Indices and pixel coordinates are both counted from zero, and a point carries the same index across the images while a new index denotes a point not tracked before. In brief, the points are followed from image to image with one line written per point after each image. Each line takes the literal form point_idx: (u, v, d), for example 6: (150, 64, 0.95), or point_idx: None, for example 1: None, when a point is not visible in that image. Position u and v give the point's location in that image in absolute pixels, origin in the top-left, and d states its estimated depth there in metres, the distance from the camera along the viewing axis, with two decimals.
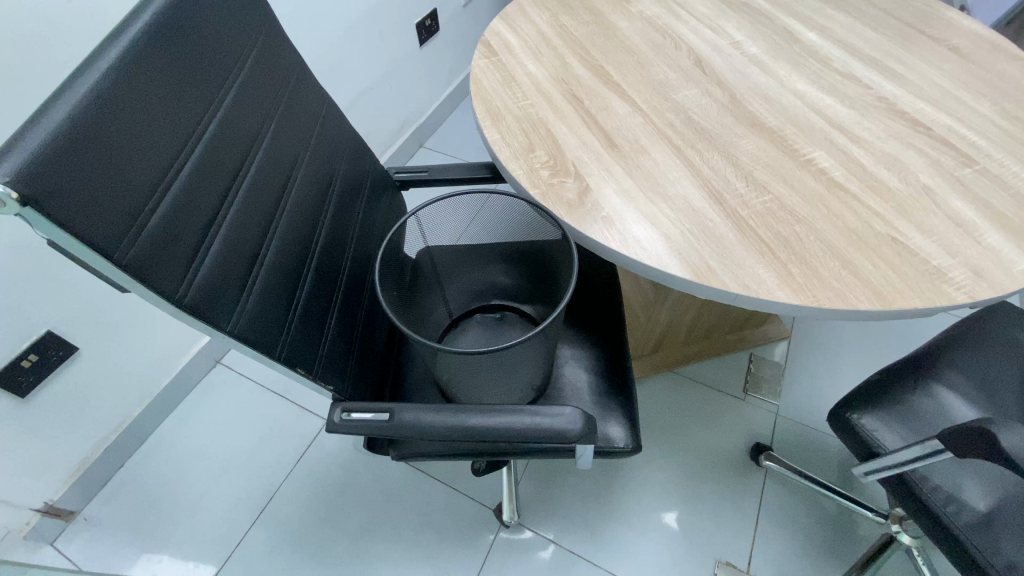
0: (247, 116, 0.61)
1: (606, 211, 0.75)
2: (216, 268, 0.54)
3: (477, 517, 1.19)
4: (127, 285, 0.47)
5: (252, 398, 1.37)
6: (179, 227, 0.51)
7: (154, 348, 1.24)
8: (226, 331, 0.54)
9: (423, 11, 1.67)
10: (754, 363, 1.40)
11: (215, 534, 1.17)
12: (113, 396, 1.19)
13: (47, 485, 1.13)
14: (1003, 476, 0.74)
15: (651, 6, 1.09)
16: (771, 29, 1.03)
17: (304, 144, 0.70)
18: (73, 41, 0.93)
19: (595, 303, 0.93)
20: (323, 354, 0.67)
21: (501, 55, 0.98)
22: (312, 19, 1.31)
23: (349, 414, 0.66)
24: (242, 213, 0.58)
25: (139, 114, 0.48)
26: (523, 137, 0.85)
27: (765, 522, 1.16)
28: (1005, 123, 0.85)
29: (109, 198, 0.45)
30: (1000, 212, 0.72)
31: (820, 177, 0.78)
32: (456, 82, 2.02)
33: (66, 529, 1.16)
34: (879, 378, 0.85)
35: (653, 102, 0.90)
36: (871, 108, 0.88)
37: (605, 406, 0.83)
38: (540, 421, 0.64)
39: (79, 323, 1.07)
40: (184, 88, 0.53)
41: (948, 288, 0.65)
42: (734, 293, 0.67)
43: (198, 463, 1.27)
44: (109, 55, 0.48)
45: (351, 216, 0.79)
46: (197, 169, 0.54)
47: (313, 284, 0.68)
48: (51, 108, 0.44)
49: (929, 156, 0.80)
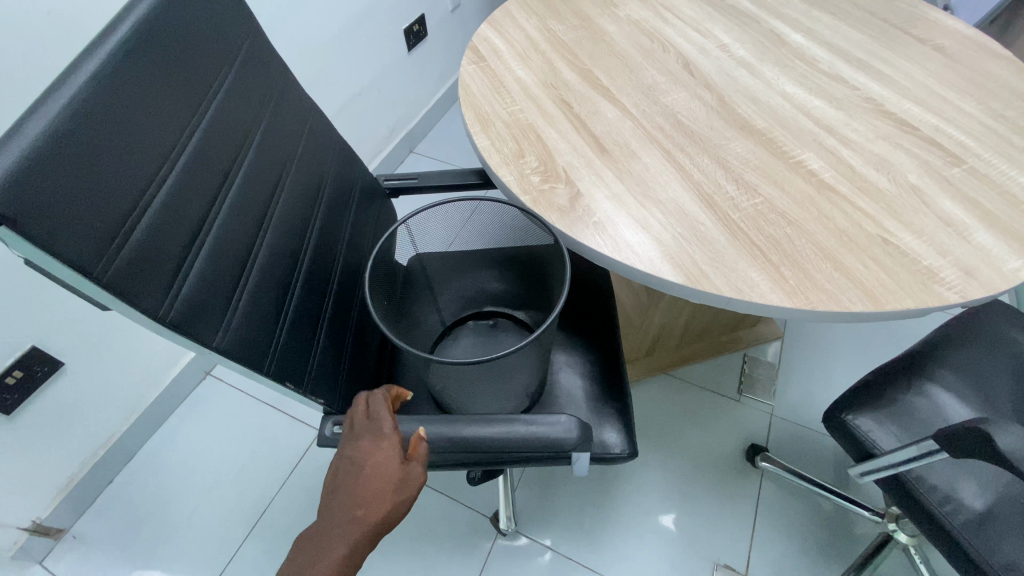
0: (232, 127, 0.60)
1: (597, 216, 0.74)
2: (203, 281, 0.53)
3: (474, 526, 1.17)
4: (110, 302, 0.46)
5: (244, 409, 1.35)
6: (163, 242, 0.50)
7: (143, 360, 1.22)
8: (212, 346, 0.53)
9: (411, 16, 1.67)
10: (748, 363, 1.40)
11: (208, 547, 1.15)
12: (100, 411, 1.17)
13: (35, 503, 1.10)
14: (998, 476, 0.74)
15: (638, 10, 1.09)
16: (758, 31, 1.04)
17: (292, 154, 0.70)
18: (54, 51, 0.91)
19: (589, 308, 0.93)
20: (313, 366, 0.66)
21: (490, 61, 0.98)
22: (299, 24, 1.30)
23: (340, 427, 0.65)
24: (228, 225, 0.57)
25: (120, 127, 0.47)
26: (514, 142, 0.84)
27: (763, 524, 1.16)
28: (991, 122, 0.85)
29: (91, 214, 0.44)
30: (989, 211, 0.73)
31: (810, 178, 0.78)
32: (446, 87, 2.02)
33: (54, 547, 1.14)
34: (871, 378, 0.85)
35: (642, 106, 0.89)
36: (858, 109, 0.88)
37: (601, 412, 0.83)
38: (535, 430, 0.63)
39: (65, 338, 1.05)
40: (166, 99, 0.52)
41: (939, 288, 0.65)
42: (727, 297, 0.66)
43: (191, 476, 1.25)
44: (89, 66, 0.47)
45: (340, 226, 0.78)
46: (180, 185, 0.53)
47: (302, 296, 0.67)
48: (27, 122, 0.42)
49: (917, 157, 0.80)
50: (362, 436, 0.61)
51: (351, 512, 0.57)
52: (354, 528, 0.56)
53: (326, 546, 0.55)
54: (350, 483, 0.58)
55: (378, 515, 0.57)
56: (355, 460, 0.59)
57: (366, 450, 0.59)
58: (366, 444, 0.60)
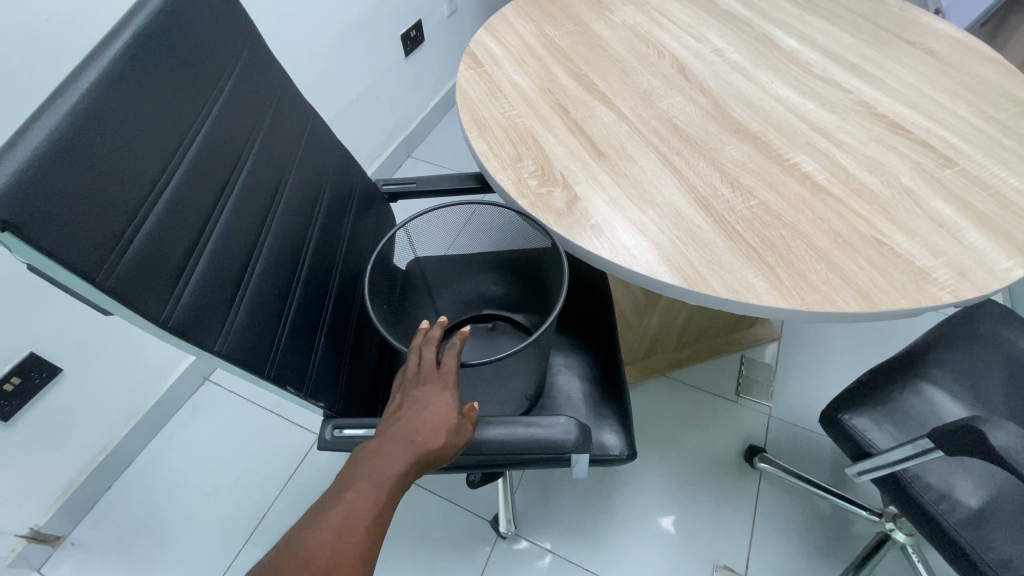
0: (232, 133, 0.60)
1: (595, 219, 0.75)
2: (204, 285, 0.54)
3: (473, 529, 1.18)
4: (111, 308, 0.46)
5: (243, 414, 1.35)
6: (164, 247, 0.50)
7: (142, 366, 1.23)
8: (213, 351, 0.54)
9: (408, 22, 1.68)
10: (746, 365, 1.40)
11: (207, 552, 1.15)
12: (98, 417, 1.17)
13: (33, 510, 1.10)
14: (993, 474, 0.75)
15: (633, 15, 1.10)
16: (752, 35, 1.05)
17: (291, 158, 0.70)
18: (54, 58, 0.92)
19: (587, 311, 0.93)
20: (313, 370, 0.66)
21: (487, 66, 0.99)
22: (296, 31, 1.31)
23: (340, 431, 0.66)
24: (227, 230, 0.58)
25: (122, 135, 0.48)
26: (512, 147, 0.85)
27: (762, 524, 1.16)
28: (982, 124, 0.86)
29: (92, 220, 0.44)
30: (981, 212, 0.74)
31: (804, 181, 0.79)
32: (443, 92, 2.03)
33: (53, 555, 1.14)
34: (867, 377, 0.86)
35: (638, 110, 0.90)
36: (851, 112, 0.89)
37: (600, 414, 0.83)
38: (534, 432, 0.64)
39: (64, 344, 1.05)
40: (166, 105, 0.53)
41: (932, 288, 0.66)
42: (723, 299, 0.67)
43: (190, 481, 1.25)
44: (90, 75, 0.47)
45: (340, 230, 0.78)
46: (180, 190, 0.53)
47: (302, 299, 0.67)
48: (29, 130, 0.43)
49: (909, 159, 0.81)
50: (425, 376, 0.57)
51: (404, 446, 0.53)
52: (404, 463, 0.53)
53: (374, 475, 0.53)
54: (406, 418, 0.55)
55: (428, 454, 0.53)
56: (417, 396, 0.56)
57: (428, 389, 0.56)
58: (432, 382, 0.57)
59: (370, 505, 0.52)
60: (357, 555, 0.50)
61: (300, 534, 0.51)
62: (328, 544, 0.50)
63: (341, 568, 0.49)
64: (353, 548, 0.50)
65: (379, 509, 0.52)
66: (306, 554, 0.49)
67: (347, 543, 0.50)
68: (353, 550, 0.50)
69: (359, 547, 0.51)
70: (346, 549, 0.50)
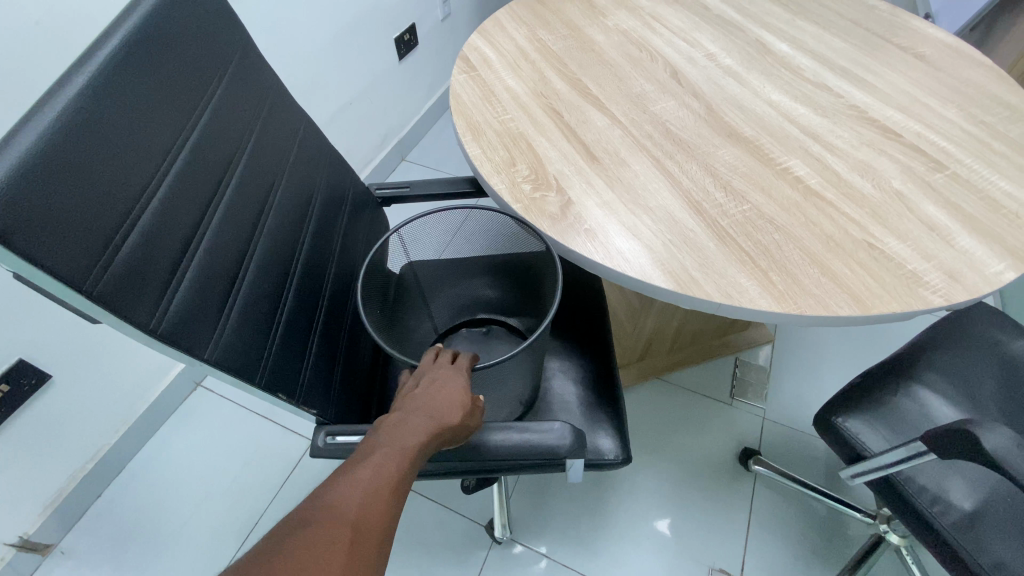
0: (222, 139, 0.60)
1: (589, 224, 0.75)
2: (194, 292, 0.53)
3: (469, 534, 1.17)
4: (99, 316, 0.46)
5: (236, 419, 1.34)
6: (153, 254, 0.50)
7: (133, 371, 1.21)
8: (203, 359, 0.53)
9: (401, 26, 1.68)
10: (740, 367, 1.41)
11: (199, 559, 1.14)
12: (89, 423, 1.16)
13: (22, 519, 1.09)
14: (985, 476, 0.75)
15: (626, 20, 1.11)
16: (744, 40, 1.05)
17: (282, 163, 0.70)
18: (43, 61, 0.91)
19: (581, 315, 0.93)
20: (305, 376, 0.66)
21: (480, 70, 0.99)
22: (289, 34, 1.30)
23: (333, 438, 0.65)
24: (217, 236, 0.57)
25: (110, 141, 0.47)
26: (505, 151, 0.85)
27: (757, 527, 1.16)
28: (971, 128, 0.87)
29: (80, 227, 0.43)
30: (972, 216, 0.74)
31: (796, 185, 0.79)
32: (437, 95, 2.03)
33: (43, 563, 1.13)
34: (861, 380, 0.86)
35: (631, 114, 0.91)
36: (842, 116, 0.90)
37: (594, 418, 0.83)
38: (529, 437, 0.63)
39: (54, 350, 1.04)
40: (156, 111, 0.52)
41: (924, 291, 0.66)
42: (717, 303, 0.67)
43: (183, 487, 1.24)
44: (77, 81, 0.46)
45: (332, 234, 0.78)
46: (170, 197, 0.52)
47: (293, 304, 0.67)
48: (16, 135, 0.42)
49: (900, 163, 0.82)
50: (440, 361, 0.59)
51: (427, 416, 0.53)
52: (426, 434, 0.52)
53: (398, 441, 0.52)
54: (426, 393, 0.55)
55: (449, 425, 0.54)
56: (434, 375, 0.57)
57: (445, 371, 0.57)
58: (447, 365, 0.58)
59: (395, 468, 0.50)
60: (383, 521, 0.47)
61: (322, 493, 0.47)
62: (354, 503, 0.47)
63: (366, 525, 0.46)
64: (379, 510, 0.48)
65: (403, 475, 0.50)
66: (332, 509, 0.46)
67: (372, 506, 0.47)
68: (378, 510, 0.48)
69: (385, 511, 0.48)
70: (371, 509, 0.47)
